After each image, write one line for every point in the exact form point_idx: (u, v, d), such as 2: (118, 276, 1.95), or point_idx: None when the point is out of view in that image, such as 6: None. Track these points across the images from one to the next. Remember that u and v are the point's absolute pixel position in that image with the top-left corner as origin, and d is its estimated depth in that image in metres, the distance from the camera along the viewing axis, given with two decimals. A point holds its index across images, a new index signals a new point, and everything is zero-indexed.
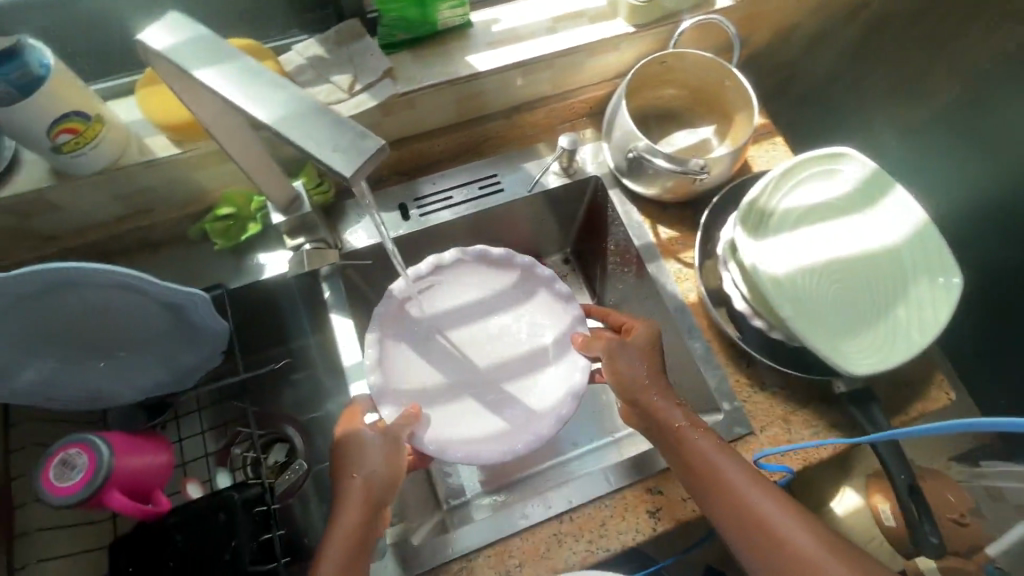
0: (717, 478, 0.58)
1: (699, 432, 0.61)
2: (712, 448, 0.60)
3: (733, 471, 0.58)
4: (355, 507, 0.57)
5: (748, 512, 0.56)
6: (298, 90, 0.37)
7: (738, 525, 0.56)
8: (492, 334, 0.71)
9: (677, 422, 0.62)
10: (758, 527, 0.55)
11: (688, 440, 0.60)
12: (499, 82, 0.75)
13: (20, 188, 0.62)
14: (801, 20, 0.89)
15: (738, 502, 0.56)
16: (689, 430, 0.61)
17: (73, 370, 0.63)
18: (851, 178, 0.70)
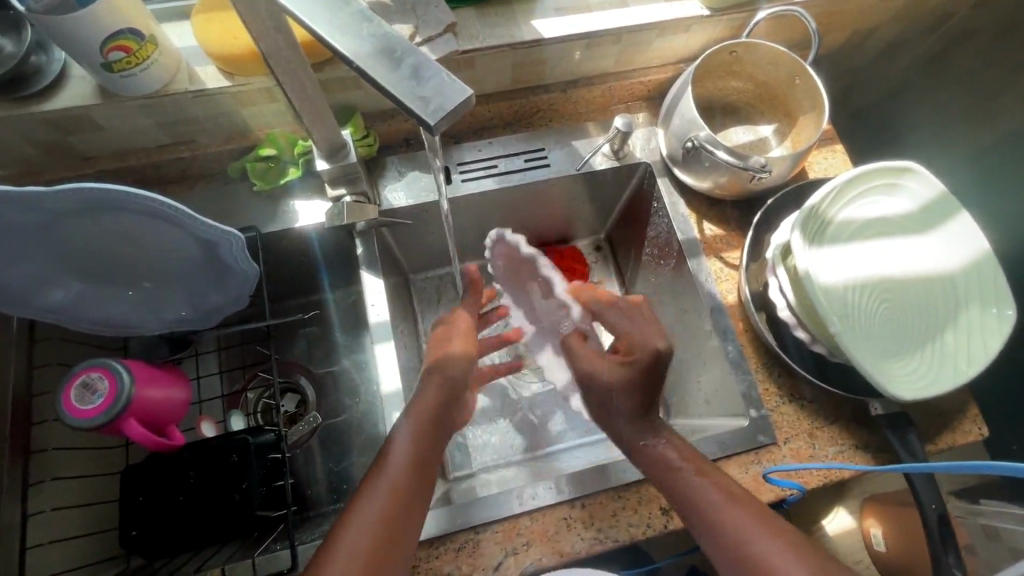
0: (697, 499, 0.54)
1: (678, 451, 0.59)
2: (689, 466, 0.57)
3: (716, 490, 0.54)
4: (399, 464, 0.55)
5: (735, 538, 0.50)
6: (381, 22, 0.34)
7: (725, 550, 0.51)
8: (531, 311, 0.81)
9: (648, 442, 0.60)
10: (746, 554, 0.49)
11: (665, 460, 0.58)
12: (562, 51, 0.72)
13: (66, 103, 0.61)
14: (880, 24, 0.85)
15: (722, 526, 0.52)
16: (665, 452, 0.59)
17: (102, 293, 0.63)
18: (913, 197, 0.67)
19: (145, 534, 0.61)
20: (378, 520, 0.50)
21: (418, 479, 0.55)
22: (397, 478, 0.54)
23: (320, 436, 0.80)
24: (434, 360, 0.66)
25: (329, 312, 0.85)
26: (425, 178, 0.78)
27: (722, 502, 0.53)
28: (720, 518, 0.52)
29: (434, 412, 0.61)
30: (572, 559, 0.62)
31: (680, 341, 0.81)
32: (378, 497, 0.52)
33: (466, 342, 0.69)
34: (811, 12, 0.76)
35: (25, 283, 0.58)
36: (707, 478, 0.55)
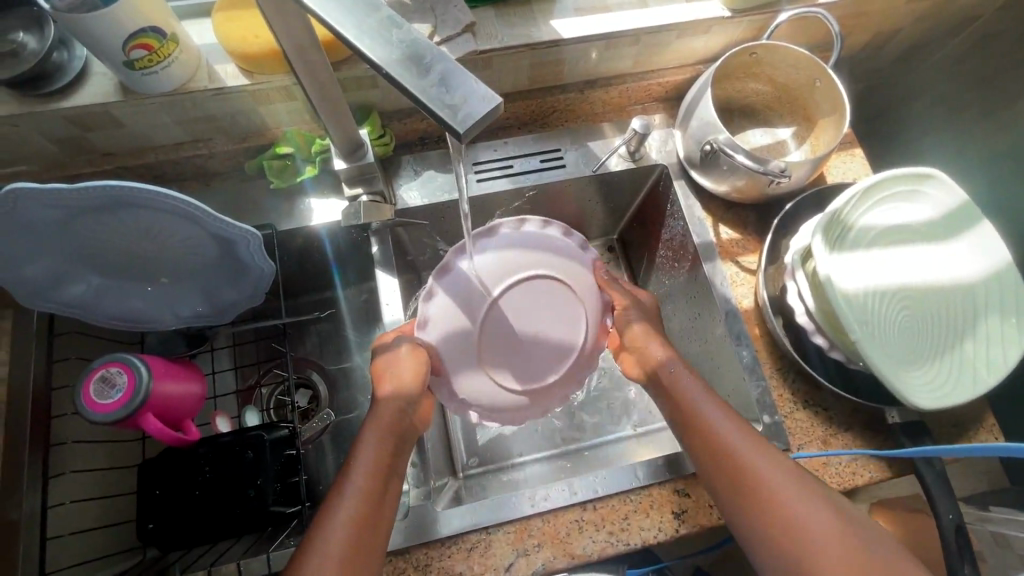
0: (746, 465, 0.55)
1: (717, 409, 0.59)
2: (732, 423, 0.58)
3: (765, 454, 0.56)
4: (374, 448, 0.57)
5: (783, 508, 0.53)
6: (410, 28, 0.34)
7: (770, 520, 0.53)
8: (485, 378, 0.68)
9: (688, 397, 0.61)
10: (794, 519, 0.52)
11: (708, 425, 0.58)
12: (580, 51, 0.72)
13: (86, 99, 0.61)
14: (903, 26, 0.84)
15: (773, 494, 0.53)
16: (707, 410, 0.59)
17: (120, 289, 0.64)
18: (936, 204, 0.66)
19: (162, 527, 0.62)
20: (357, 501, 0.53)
21: (392, 464, 0.57)
22: (375, 460, 0.56)
23: (332, 432, 0.81)
24: (378, 395, 0.62)
25: (342, 310, 0.86)
26: (440, 177, 0.78)
27: (769, 468, 0.55)
28: (770, 480, 0.54)
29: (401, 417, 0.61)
30: (584, 561, 0.62)
31: (693, 345, 0.81)
32: (358, 477, 0.54)
33: (416, 372, 0.64)
34: (833, 14, 0.75)
35: (45, 277, 0.58)
36: (749, 441, 0.57)
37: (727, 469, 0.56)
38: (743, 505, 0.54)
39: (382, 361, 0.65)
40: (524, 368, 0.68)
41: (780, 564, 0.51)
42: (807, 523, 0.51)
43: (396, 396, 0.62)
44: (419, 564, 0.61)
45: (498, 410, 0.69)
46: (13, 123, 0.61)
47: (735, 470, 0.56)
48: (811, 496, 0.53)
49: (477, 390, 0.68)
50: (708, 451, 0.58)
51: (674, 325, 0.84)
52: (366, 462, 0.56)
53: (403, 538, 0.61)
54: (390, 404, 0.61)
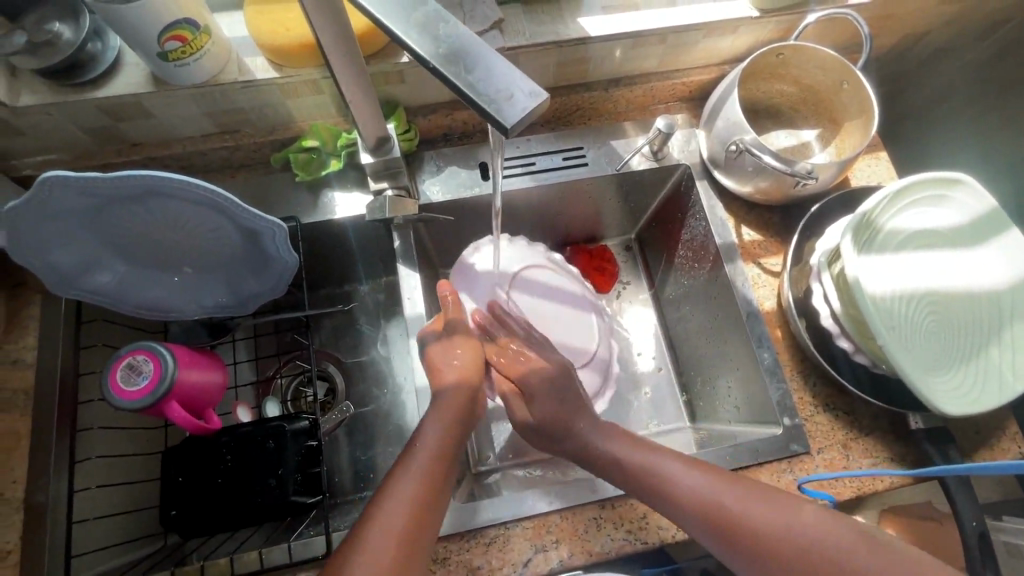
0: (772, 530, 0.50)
1: (717, 480, 0.55)
2: (738, 488, 0.53)
3: (787, 510, 0.51)
4: (413, 474, 0.53)
5: (831, 570, 0.46)
6: (456, 24, 0.34)
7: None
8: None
9: (677, 475, 0.56)
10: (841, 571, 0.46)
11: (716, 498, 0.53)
12: (607, 50, 0.72)
13: (119, 90, 0.62)
14: (933, 28, 0.83)
15: (813, 559, 0.47)
16: (683, 476, 0.56)
17: (148, 278, 0.64)
18: (962, 210, 0.65)
19: (184, 514, 0.63)
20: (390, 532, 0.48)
21: (431, 497, 0.52)
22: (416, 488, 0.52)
23: (349, 424, 0.82)
24: (439, 384, 0.64)
25: (362, 305, 0.87)
26: (462, 173, 0.78)
27: (801, 528, 0.49)
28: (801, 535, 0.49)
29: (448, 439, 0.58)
30: (601, 559, 0.62)
31: (712, 346, 0.80)
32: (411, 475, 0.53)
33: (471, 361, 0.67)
34: (862, 16, 0.75)
35: (77, 264, 0.59)
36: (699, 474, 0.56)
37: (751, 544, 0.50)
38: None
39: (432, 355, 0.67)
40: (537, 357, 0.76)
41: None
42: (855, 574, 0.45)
43: (434, 427, 0.59)
44: (437, 557, 0.61)
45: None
46: (47, 111, 0.62)
47: (762, 539, 0.50)
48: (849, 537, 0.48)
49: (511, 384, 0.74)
50: (725, 528, 0.51)
51: (693, 325, 0.84)
52: (406, 488, 0.52)
53: None
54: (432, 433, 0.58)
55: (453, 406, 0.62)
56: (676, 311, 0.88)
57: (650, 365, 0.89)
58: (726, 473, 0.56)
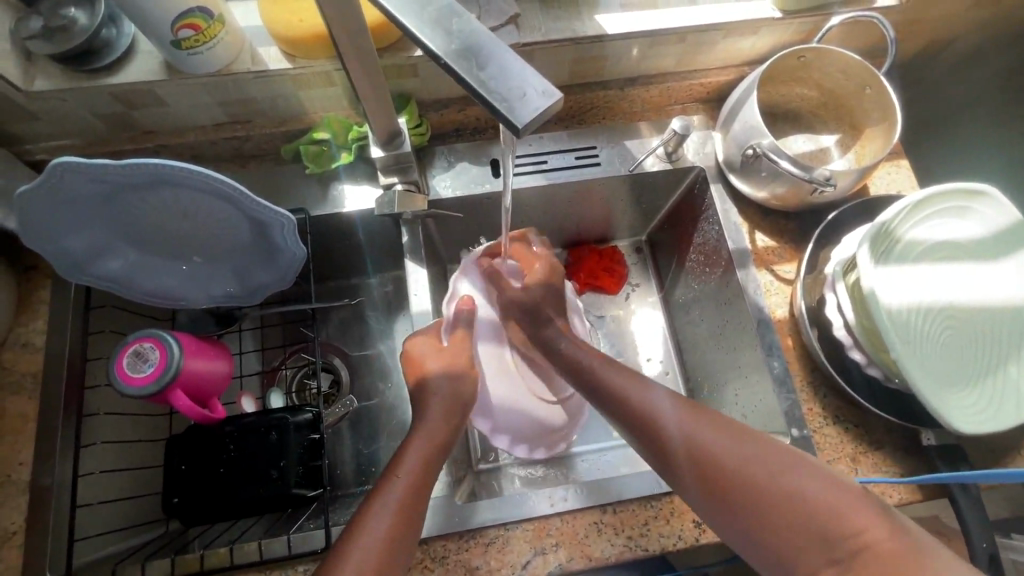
0: (756, 484, 0.49)
1: (711, 433, 0.53)
2: (730, 439, 0.52)
3: (766, 460, 0.50)
4: (389, 508, 0.51)
5: (828, 525, 0.46)
6: (471, 19, 0.34)
7: (783, 538, 0.48)
8: (517, 392, 0.73)
9: (666, 419, 0.55)
10: (813, 523, 0.47)
11: (707, 451, 0.52)
12: (624, 48, 0.71)
13: (131, 77, 0.62)
14: (960, 34, 0.81)
15: (810, 516, 0.47)
16: (683, 419, 0.54)
17: (155, 265, 0.64)
18: (986, 221, 0.63)
19: (185, 502, 0.63)
20: (372, 563, 0.47)
21: (414, 513, 0.52)
22: (393, 522, 0.50)
23: (352, 418, 0.82)
24: (423, 371, 0.63)
25: (369, 298, 0.87)
26: (472, 170, 0.77)
27: (795, 488, 0.48)
28: (781, 489, 0.49)
29: (430, 456, 0.56)
30: (600, 564, 0.62)
31: (720, 352, 0.79)
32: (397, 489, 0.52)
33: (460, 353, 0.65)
34: (889, 19, 0.73)
35: (84, 250, 0.59)
36: (697, 418, 0.54)
37: (728, 497, 0.50)
38: (754, 527, 0.49)
39: (415, 346, 0.66)
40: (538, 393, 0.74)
41: (781, 541, 0.48)
42: (824, 526, 0.47)
43: (422, 434, 0.58)
44: (436, 556, 0.61)
45: (528, 430, 0.73)
46: (61, 97, 0.62)
47: (739, 494, 0.50)
48: (815, 481, 0.49)
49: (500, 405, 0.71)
50: (712, 490, 0.51)
51: (702, 331, 0.83)
52: (380, 524, 0.49)
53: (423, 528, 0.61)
54: (414, 454, 0.56)
55: (444, 414, 0.60)
56: (685, 315, 0.87)
57: (657, 369, 0.88)
58: (721, 421, 0.54)
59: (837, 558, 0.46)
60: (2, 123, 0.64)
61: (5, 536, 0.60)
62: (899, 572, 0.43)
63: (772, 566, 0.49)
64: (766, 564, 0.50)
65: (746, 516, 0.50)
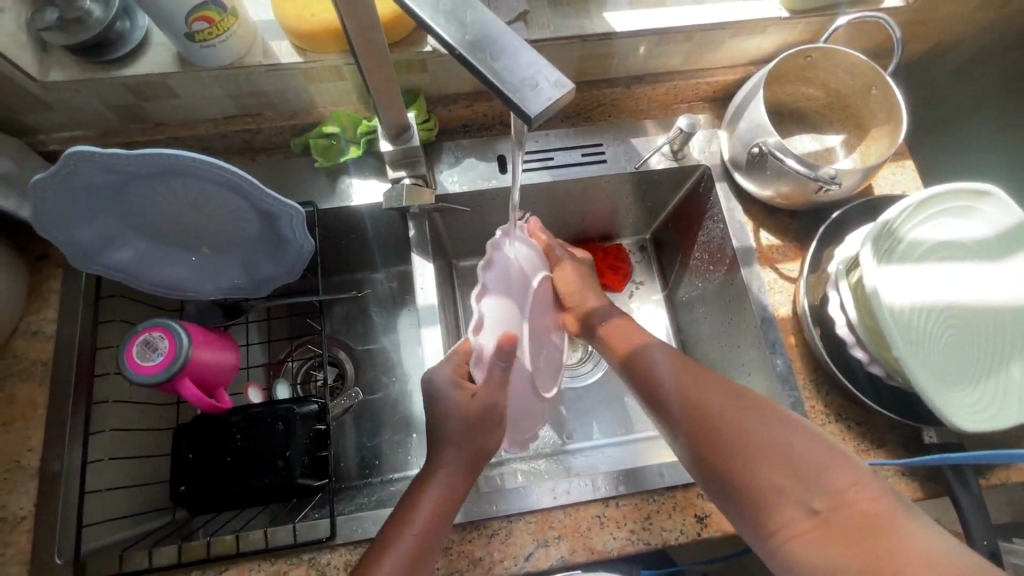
0: (746, 437, 0.53)
1: (709, 393, 0.57)
2: (726, 397, 0.57)
3: (758, 416, 0.54)
4: (424, 517, 0.55)
5: (813, 478, 0.50)
6: (485, 11, 0.34)
7: (765, 488, 0.51)
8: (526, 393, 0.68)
9: (669, 373, 0.60)
10: (799, 476, 0.50)
11: (703, 408, 0.56)
12: (632, 46, 0.71)
13: (145, 69, 0.63)
14: (966, 35, 0.81)
15: (797, 467, 0.51)
16: (682, 376, 0.60)
17: (166, 256, 0.65)
18: (991, 221, 0.63)
19: (192, 490, 0.64)
20: None
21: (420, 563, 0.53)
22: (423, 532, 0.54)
23: (357, 410, 0.82)
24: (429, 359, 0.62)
25: (374, 292, 0.88)
26: (479, 165, 0.78)
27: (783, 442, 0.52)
28: (769, 442, 0.52)
29: (447, 500, 0.56)
30: (602, 557, 0.62)
31: (724, 349, 0.79)
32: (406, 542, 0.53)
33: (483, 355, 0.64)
34: (895, 20, 0.73)
35: (96, 239, 0.60)
36: (695, 375, 0.59)
37: (718, 448, 0.54)
38: (738, 477, 0.52)
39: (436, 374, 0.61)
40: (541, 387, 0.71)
41: (764, 492, 0.51)
42: (810, 478, 0.50)
43: (446, 476, 0.57)
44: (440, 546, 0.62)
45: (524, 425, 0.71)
46: (75, 88, 0.63)
47: (730, 446, 0.53)
48: (801, 439, 0.52)
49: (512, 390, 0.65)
50: (702, 440, 0.55)
51: (706, 328, 0.83)
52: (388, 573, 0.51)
53: None
54: (431, 497, 0.56)
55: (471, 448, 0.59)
56: (689, 313, 0.88)
57: None
58: (719, 382, 0.59)
59: (817, 509, 0.49)
60: (16, 113, 0.65)
61: (14, 521, 0.60)
62: (877, 531, 0.46)
63: (749, 520, 0.52)
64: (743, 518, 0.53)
65: (733, 466, 0.53)
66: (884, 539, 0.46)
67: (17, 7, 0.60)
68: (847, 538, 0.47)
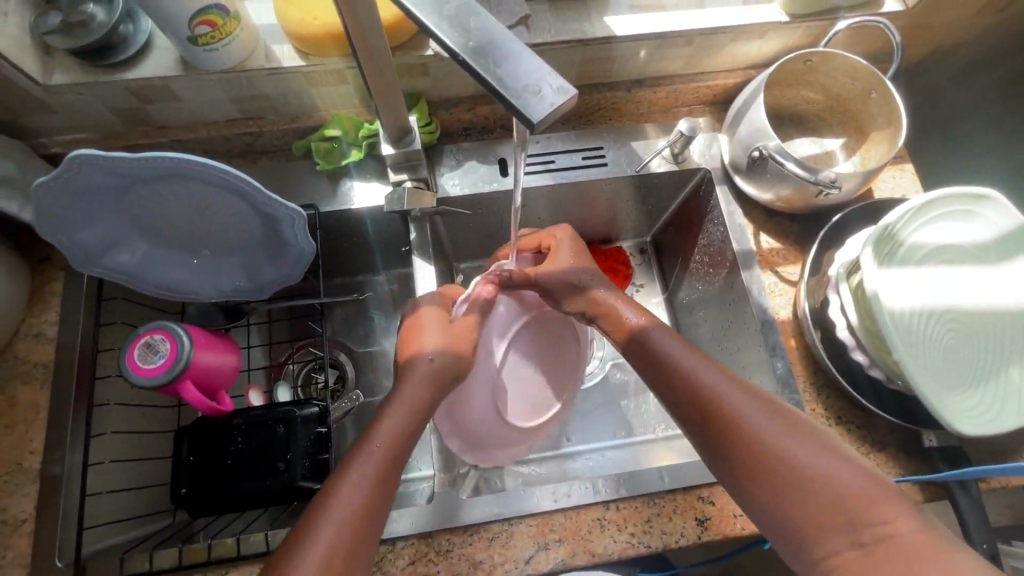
0: (789, 459, 0.49)
1: (743, 399, 0.53)
2: (764, 413, 0.52)
3: (799, 438, 0.50)
4: (367, 477, 0.50)
5: (858, 508, 0.47)
6: (488, 17, 0.35)
7: (808, 515, 0.48)
8: (493, 406, 0.67)
9: (701, 379, 0.55)
10: (844, 505, 0.47)
11: (739, 418, 0.52)
12: (633, 50, 0.72)
13: (147, 73, 0.63)
14: (965, 40, 0.81)
15: (842, 496, 0.47)
16: (715, 383, 0.54)
17: (168, 259, 0.65)
18: (990, 225, 0.63)
19: (193, 492, 0.64)
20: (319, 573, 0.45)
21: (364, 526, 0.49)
22: (367, 495, 0.50)
23: (357, 413, 0.82)
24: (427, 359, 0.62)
25: (376, 295, 0.88)
26: (479, 168, 0.78)
27: (826, 467, 0.49)
28: (812, 466, 0.49)
29: (393, 453, 0.53)
30: (603, 560, 0.62)
31: (724, 353, 0.80)
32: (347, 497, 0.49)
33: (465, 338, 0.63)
34: (895, 25, 0.73)
35: (98, 242, 0.60)
36: (731, 382, 0.54)
37: (755, 463, 0.50)
38: (776, 497, 0.49)
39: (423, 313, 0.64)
40: (519, 410, 0.68)
41: (804, 520, 0.48)
42: (853, 508, 0.47)
43: (390, 420, 0.55)
44: (440, 549, 0.62)
45: (493, 443, 0.69)
46: (78, 91, 0.63)
47: (769, 464, 0.50)
48: (843, 463, 0.49)
49: (482, 420, 0.67)
50: (736, 456, 0.51)
51: (705, 331, 0.84)
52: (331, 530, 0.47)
53: (427, 522, 0.62)
54: (378, 448, 0.52)
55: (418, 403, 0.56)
56: (689, 316, 0.88)
57: None
58: (755, 393, 0.54)
59: (863, 541, 0.46)
60: (20, 116, 0.65)
61: (15, 524, 0.61)
62: (919, 561, 0.43)
63: (784, 540, 0.49)
64: (774, 540, 0.51)
65: (769, 488, 0.49)
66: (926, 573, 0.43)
67: (21, 11, 0.60)
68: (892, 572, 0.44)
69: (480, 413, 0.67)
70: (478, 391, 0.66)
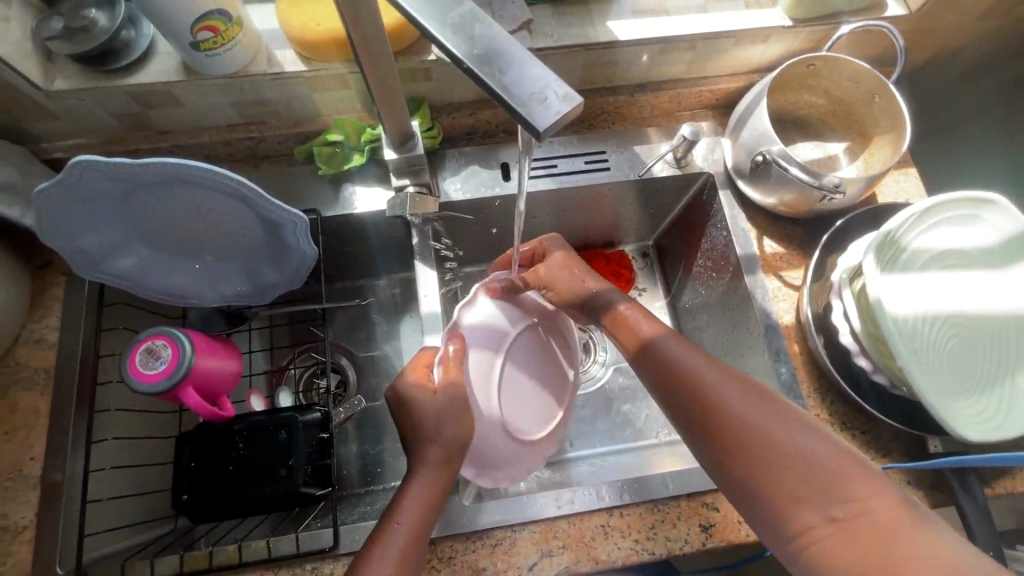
0: (763, 436, 0.49)
1: (719, 379, 0.54)
2: (741, 393, 0.52)
3: (775, 416, 0.51)
4: (397, 552, 0.51)
5: (832, 483, 0.47)
6: (493, 25, 0.34)
7: (779, 487, 0.48)
8: (503, 427, 0.65)
9: (680, 361, 0.56)
10: (817, 481, 0.47)
11: (715, 396, 0.53)
12: (635, 55, 0.71)
13: (149, 78, 0.63)
14: (967, 44, 0.81)
15: (816, 472, 0.47)
16: (694, 363, 0.55)
17: (168, 264, 0.65)
18: (995, 230, 0.63)
19: (195, 499, 0.63)
20: None
21: None
22: (395, 566, 0.50)
23: (359, 418, 0.82)
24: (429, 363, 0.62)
25: (377, 299, 0.88)
26: (482, 173, 0.78)
27: (801, 444, 0.49)
28: (786, 442, 0.49)
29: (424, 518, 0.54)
30: (607, 567, 0.62)
31: (727, 358, 0.79)
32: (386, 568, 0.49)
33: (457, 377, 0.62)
34: (898, 29, 0.73)
35: (98, 247, 0.60)
36: (711, 364, 0.55)
37: (729, 440, 0.51)
38: (750, 475, 0.49)
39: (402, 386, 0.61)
40: (528, 424, 0.67)
41: (778, 494, 0.48)
42: (827, 484, 0.47)
43: (421, 485, 0.55)
44: (443, 556, 0.61)
45: (506, 466, 0.67)
46: (79, 96, 0.63)
47: (742, 439, 0.50)
48: (820, 441, 0.49)
49: (494, 445, 0.65)
50: (713, 434, 0.52)
51: (708, 336, 0.83)
52: None
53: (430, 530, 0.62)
54: (410, 514, 0.53)
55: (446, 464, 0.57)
56: (692, 320, 0.87)
57: None
58: (734, 374, 0.54)
59: (836, 517, 0.45)
60: (22, 121, 0.65)
61: (15, 531, 0.60)
62: (894, 537, 0.43)
63: (762, 519, 0.49)
64: (753, 521, 0.51)
65: (743, 464, 0.50)
66: (899, 548, 0.42)
67: (23, 15, 0.60)
68: (864, 546, 0.44)
69: (492, 439, 0.64)
70: (486, 418, 0.64)
